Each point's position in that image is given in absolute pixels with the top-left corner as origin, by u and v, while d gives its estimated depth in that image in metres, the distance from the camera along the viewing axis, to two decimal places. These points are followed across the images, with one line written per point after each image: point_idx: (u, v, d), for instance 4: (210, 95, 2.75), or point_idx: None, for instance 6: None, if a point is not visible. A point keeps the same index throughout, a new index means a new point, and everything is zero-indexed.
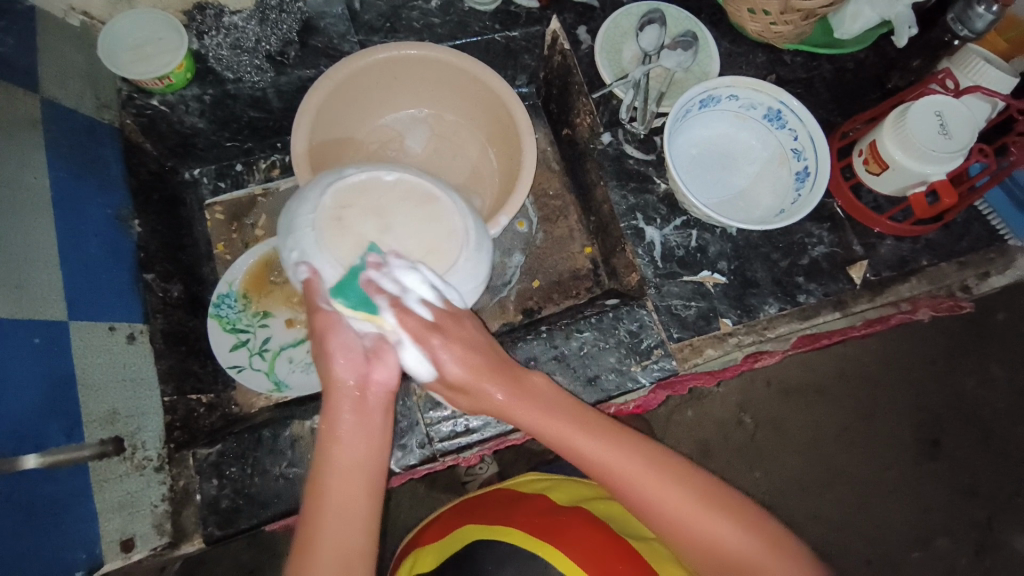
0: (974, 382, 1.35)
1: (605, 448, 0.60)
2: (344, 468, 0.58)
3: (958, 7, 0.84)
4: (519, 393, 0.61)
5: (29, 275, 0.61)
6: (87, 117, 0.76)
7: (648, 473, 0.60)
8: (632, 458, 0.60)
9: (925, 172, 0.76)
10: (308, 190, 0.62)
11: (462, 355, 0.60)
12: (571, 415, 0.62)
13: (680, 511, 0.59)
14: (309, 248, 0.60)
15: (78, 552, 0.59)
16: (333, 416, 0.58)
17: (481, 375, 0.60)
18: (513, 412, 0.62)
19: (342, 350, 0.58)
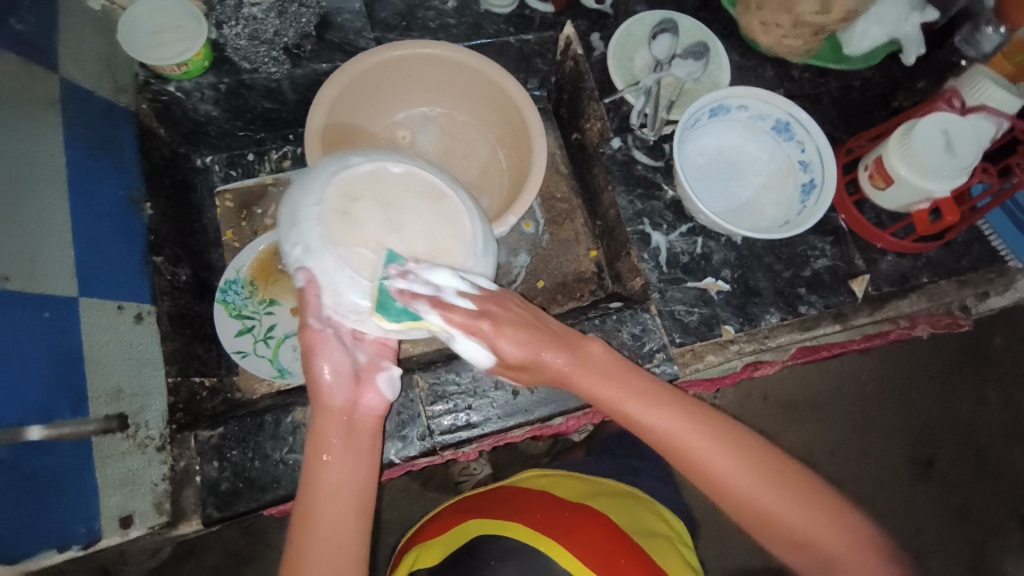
0: (969, 404, 1.36)
1: (681, 423, 0.61)
2: (329, 496, 0.58)
3: (965, 29, 0.89)
4: (586, 368, 0.63)
5: (42, 251, 0.62)
6: (106, 100, 0.77)
7: (718, 450, 0.60)
8: (702, 437, 0.60)
9: (929, 189, 0.78)
10: (313, 180, 0.61)
11: (516, 332, 0.60)
12: (642, 389, 0.63)
13: (752, 488, 0.59)
14: (312, 243, 0.59)
15: (79, 526, 0.60)
16: (319, 443, 0.59)
17: (534, 348, 0.60)
18: (578, 382, 0.63)
19: (334, 374, 0.60)
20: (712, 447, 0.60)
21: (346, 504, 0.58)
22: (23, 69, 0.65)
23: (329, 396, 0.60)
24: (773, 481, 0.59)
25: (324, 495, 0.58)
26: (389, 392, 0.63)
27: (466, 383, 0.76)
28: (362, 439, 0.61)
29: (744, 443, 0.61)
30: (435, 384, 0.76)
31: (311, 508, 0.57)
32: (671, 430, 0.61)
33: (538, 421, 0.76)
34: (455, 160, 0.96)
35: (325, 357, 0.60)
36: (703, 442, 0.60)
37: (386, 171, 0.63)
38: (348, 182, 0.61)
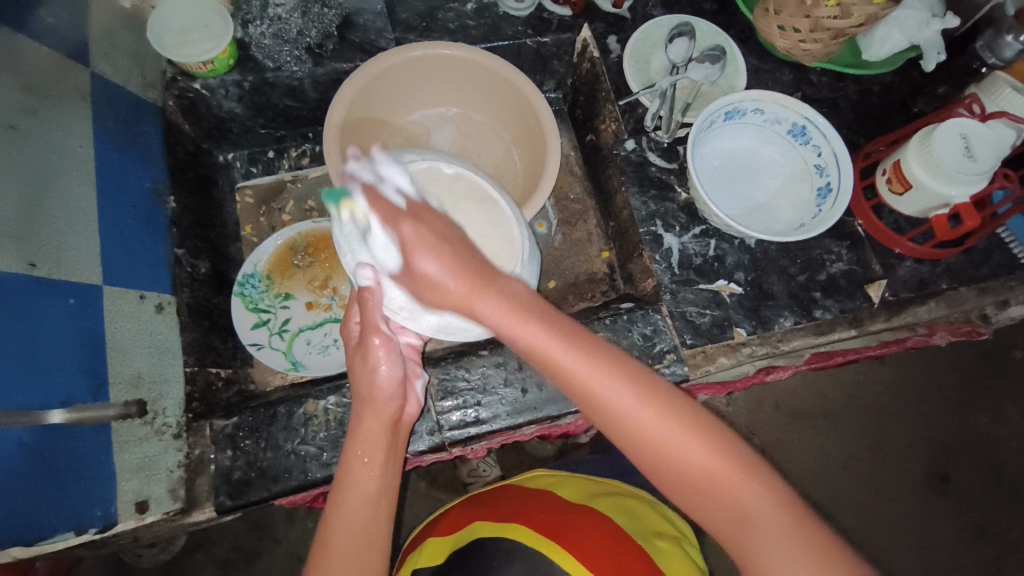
0: (987, 418, 1.34)
1: (601, 373, 0.53)
2: (368, 499, 0.60)
3: (988, 35, 0.88)
4: (498, 294, 0.54)
5: (69, 239, 0.63)
6: (133, 95, 0.79)
7: (635, 401, 0.53)
8: (622, 385, 0.53)
9: (948, 194, 0.77)
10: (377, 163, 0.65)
11: (439, 250, 0.55)
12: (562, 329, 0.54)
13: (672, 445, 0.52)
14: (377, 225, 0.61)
15: (95, 509, 0.61)
16: (365, 448, 0.62)
17: (449, 266, 0.55)
18: (482, 310, 0.54)
19: (388, 378, 0.63)
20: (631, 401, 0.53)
21: (380, 510, 0.60)
22: (55, 63, 0.68)
23: (379, 407, 0.63)
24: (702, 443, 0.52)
25: (361, 499, 0.60)
26: (422, 398, 0.69)
27: (476, 379, 0.77)
28: (397, 451, 0.64)
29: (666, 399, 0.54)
30: (445, 380, 0.76)
31: (348, 510, 0.59)
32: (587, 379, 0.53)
33: (547, 419, 0.76)
34: (470, 160, 0.97)
35: (386, 358, 0.63)
36: (620, 392, 0.53)
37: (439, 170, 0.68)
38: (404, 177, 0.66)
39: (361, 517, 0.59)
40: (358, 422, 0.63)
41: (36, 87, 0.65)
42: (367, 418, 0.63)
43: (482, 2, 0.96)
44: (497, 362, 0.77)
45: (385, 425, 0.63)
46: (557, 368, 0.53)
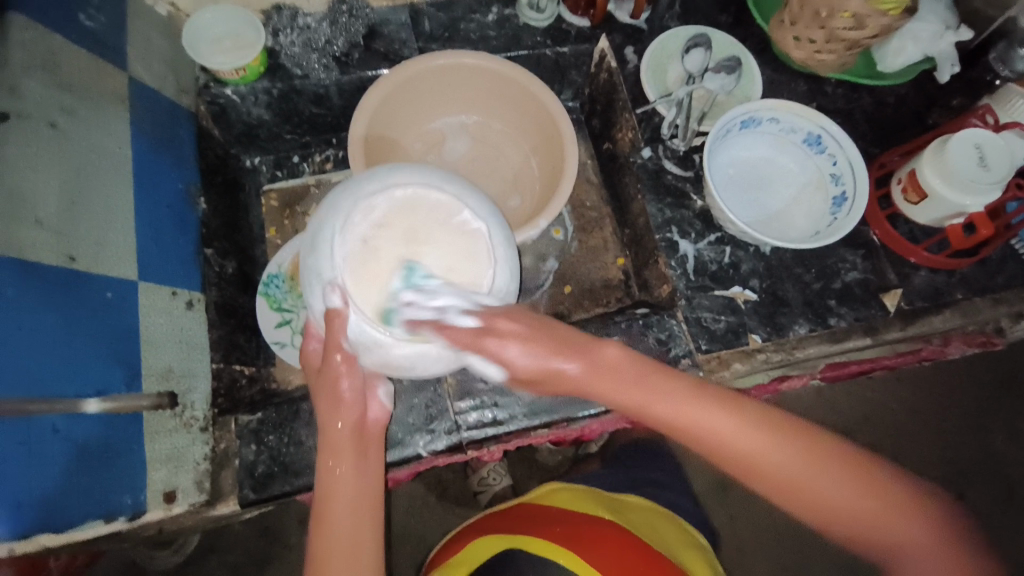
0: (1003, 436, 1.33)
1: (792, 457, 0.56)
2: (346, 505, 0.61)
3: (1000, 47, 0.94)
4: (648, 383, 0.60)
5: (107, 236, 0.66)
6: (169, 100, 0.83)
7: (830, 478, 0.55)
8: (814, 466, 0.56)
9: (964, 203, 0.78)
10: (339, 202, 0.62)
11: (529, 344, 0.59)
12: (692, 393, 0.59)
13: (873, 516, 0.54)
14: (338, 276, 0.60)
15: (125, 497, 0.63)
16: (331, 459, 0.63)
17: (540, 353, 0.60)
18: (640, 403, 0.60)
19: (350, 392, 0.64)
20: (826, 476, 0.56)
21: (361, 512, 0.62)
22: (93, 67, 0.71)
23: (340, 414, 0.64)
24: (898, 508, 0.54)
25: (340, 507, 0.61)
26: (389, 401, 0.68)
27: (494, 382, 0.78)
28: (370, 453, 0.65)
29: (853, 467, 0.56)
30: (463, 381, 0.77)
31: (330, 519, 0.60)
32: (786, 467, 0.56)
33: (563, 421, 0.78)
34: (489, 166, 1.00)
35: (347, 375, 0.64)
36: (820, 475, 0.56)
37: (409, 197, 0.63)
38: (367, 214, 0.62)
39: (344, 523, 0.61)
40: (323, 435, 0.64)
41: (75, 87, 0.68)
42: (334, 429, 0.64)
43: (503, 13, 0.98)
44: None
45: (346, 435, 0.64)
46: (696, 428, 0.58)
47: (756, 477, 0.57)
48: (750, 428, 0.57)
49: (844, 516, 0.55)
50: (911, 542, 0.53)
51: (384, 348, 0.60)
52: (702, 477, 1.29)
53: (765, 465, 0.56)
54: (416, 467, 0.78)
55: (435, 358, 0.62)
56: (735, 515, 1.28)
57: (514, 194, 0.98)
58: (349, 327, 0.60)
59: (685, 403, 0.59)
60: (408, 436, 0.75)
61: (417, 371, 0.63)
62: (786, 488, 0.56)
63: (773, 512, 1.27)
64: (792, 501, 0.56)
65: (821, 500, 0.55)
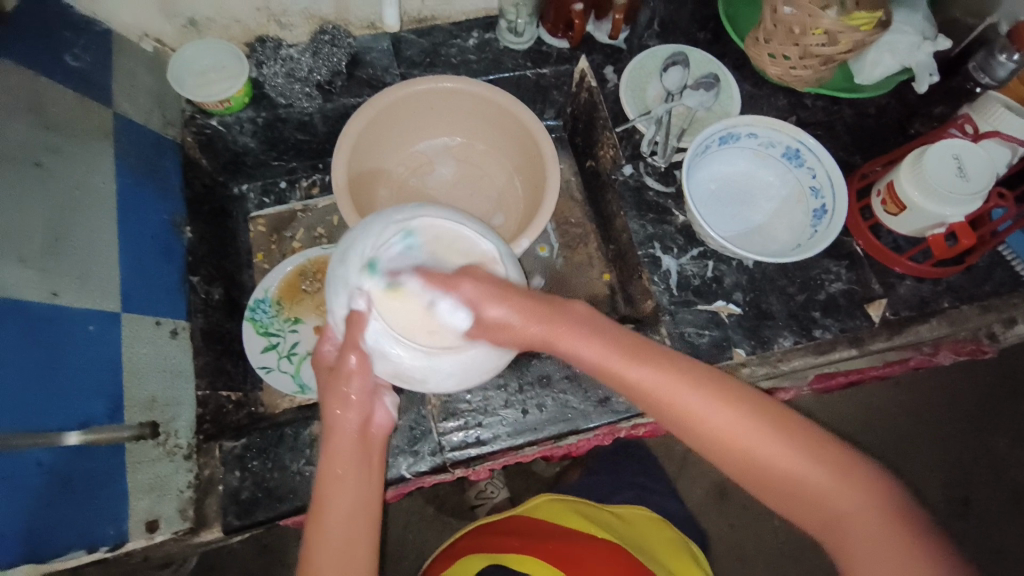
0: (1006, 441, 1.31)
1: (742, 421, 0.58)
2: (343, 515, 0.60)
3: (980, 55, 0.92)
4: (609, 344, 0.62)
5: (91, 270, 0.68)
6: (154, 132, 0.85)
7: (779, 445, 0.57)
8: (764, 434, 0.57)
9: (943, 213, 0.78)
10: (372, 222, 0.63)
11: (499, 299, 0.61)
12: (627, 348, 0.61)
13: (817, 483, 0.56)
14: (364, 286, 0.60)
15: (107, 527, 0.63)
16: (333, 464, 0.62)
17: (511, 306, 0.61)
18: (604, 364, 0.61)
19: (359, 392, 0.62)
20: (776, 441, 0.57)
21: (359, 522, 0.61)
22: (78, 104, 0.73)
23: (343, 416, 0.63)
24: (848, 481, 0.55)
25: (336, 516, 0.60)
26: (394, 410, 0.66)
27: (478, 401, 0.78)
28: (373, 462, 0.64)
29: (812, 438, 0.57)
30: (447, 402, 0.78)
31: (326, 525, 0.60)
32: (732, 430, 0.58)
33: (548, 440, 0.77)
34: (474, 187, 1.01)
35: (357, 377, 0.61)
36: (751, 429, 0.57)
37: (440, 228, 0.64)
38: (398, 235, 0.62)
39: (341, 533, 0.60)
40: (326, 437, 0.63)
41: (60, 125, 0.70)
42: (339, 429, 0.62)
43: (483, 38, 1.00)
44: (498, 384, 0.79)
45: (350, 437, 0.63)
46: (622, 376, 0.61)
47: (690, 427, 0.59)
48: (704, 392, 0.59)
49: (785, 481, 0.56)
50: (852, 512, 0.54)
51: (399, 363, 0.60)
52: (700, 491, 1.27)
53: (717, 430, 0.58)
54: (402, 488, 0.78)
55: (447, 377, 0.61)
56: (736, 526, 1.26)
57: (499, 212, 0.99)
58: (368, 333, 0.59)
59: (641, 366, 0.60)
60: (392, 458, 0.75)
61: (427, 387, 0.62)
62: (710, 436, 0.58)
63: (774, 526, 1.26)
64: (732, 461, 0.58)
65: (762, 465, 0.57)
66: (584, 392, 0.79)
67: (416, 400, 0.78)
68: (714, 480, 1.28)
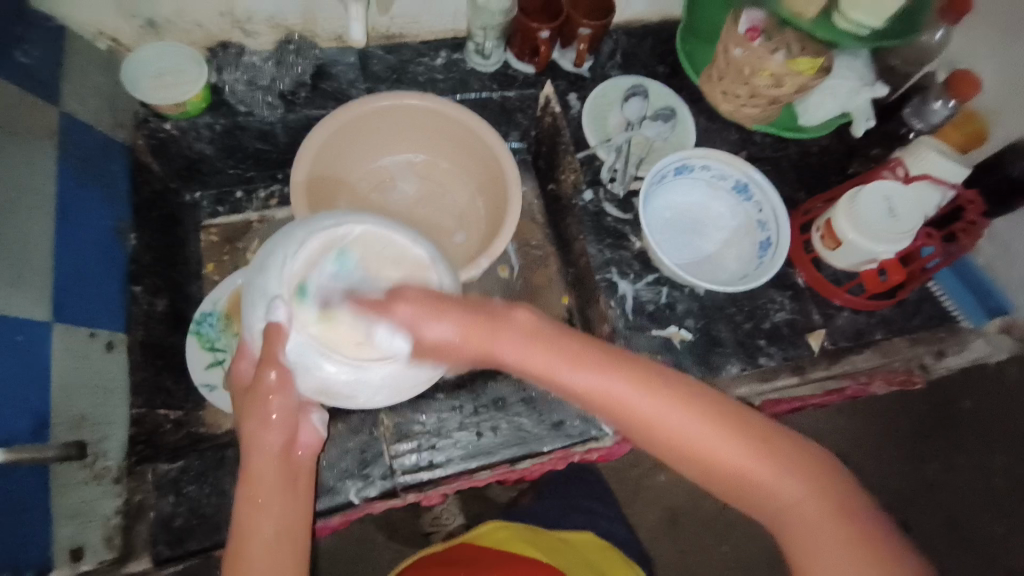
0: (938, 464, 1.39)
1: (691, 418, 0.55)
2: (267, 543, 0.57)
3: (915, 102, 1.00)
4: (539, 343, 0.58)
5: (21, 278, 0.64)
6: (104, 134, 0.81)
7: (733, 440, 0.55)
8: (713, 429, 0.55)
9: (877, 251, 0.83)
10: (293, 230, 0.62)
11: (430, 313, 0.58)
12: (568, 350, 0.57)
13: (763, 474, 0.54)
14: (285, 298, 0.59)
15: (33, 549, 0.59)
16: (255, 493, 0.58)
17: (448, 320, 0.58)
18: (537, 367, 0.57)
19: (281, 410, 0.59)
20: (722, 438, 0.55)
21: (283, 550, 0.57)
22: (18, 101, 0.69)
23: (264, 437, 0.59)
24: (796, 471, 0.54)
25: (261, 544, 0.57)
26: (322, 427, 0.64)
27: (432, 423, 0.78)
28: (299, 489, 0.61)
29: (759, 429, 0.56)
30: (401, 424, 0.77)
31: (248, 556, 0.56)
32: (683, 427, 0.55)
33: (503, 464, 0.77)
34: (435, 205, 1.00)
35: (278, 395, 0.59)
36: (697, 426, 0.55)
37: (366, 236, 0.63)
38: (323, 244, 0.61)
39: (266, 562, 0.56)
40: (246, 464, 0.59)
41: None
42: (257, 458, 0.59)
43: (451, 58, 1.01)
44: (453, 406, 0.79)
45: (272, 463, 0.59)
46: (567, 384, 0.57)
47: (646, 434, 0.56)
48: (655, 392, 0.56)
49: (729, 474, 0.55)
50: (798, 504, 0.54)
51: (324, 375, 0.59)
52: (652, 511, 1.30)
53: (667, 427, 0.56)
54: (350, 516, 0.74)
55: (376, 388, 0.62)
56: (685, 547, 1.28)
57: (460, 230, 0.99)
58: (289, 348, 0.58)
59: (578, 367, 0.56)
60: (340, 482, 0.73)
61: (356, 399, 0.63)
62: (663, 440, 0.56)
63: (722, 547, 1.29)
64: (683, 463, 0.56)
65: (708, 458, 0.55)
66: (539, 416, 0.79)
67: (369, 421, 0.76)
68: (666, 501, 1.30)
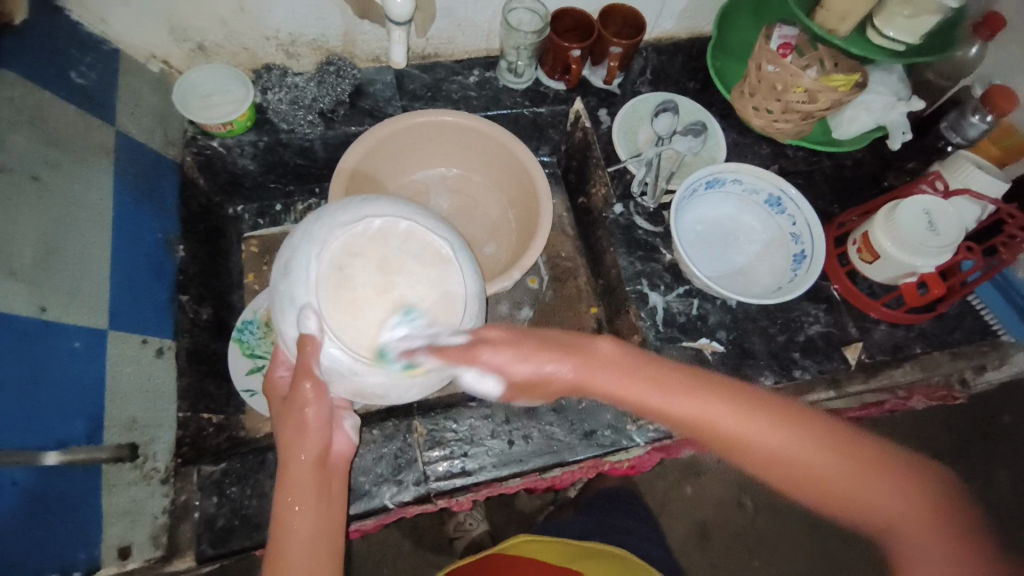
0: (979, 484, 1.34)
1: (783, 436, 0.57)
2: (305, 543, 0.60)
3: (952, 116, 0.96)
4: (648, 374, 0.61)
5: (80, 287, 0.67)
6: (155, 152, 0.85)
7: (832, 457, 0.57)
8: (810, 447, 0.57)
9: (915, 263, 0.82)
10: (313, 229, 0.60)
11: (521, 355, 0.62)
12: (655, 377, 0.61)
13: (862, 490, 0.55)
14: (311, 302, 0.58)
15: (79, 552, 0.60)
16: (292, 495, 0.61)
17: (541, 360, 0.62)
18: (632, 394, 0.61)
19: (315, 416, 0.61)
20: (827, 458, 0.57)
21: (320, 552, 0.60)
22: (80, 120, 0.74)
23: (300, 443, 0.62)
24: (886, 480, 0.56)
25: (298, 546, 0.59)
26: (354, 432, 0.68)
27: (464, 431, 0.78)
28: (334, 490, 0.64)
29: (856, 447, 0.57)
30: (433, 431, 0.78)
31: (285, 559, 0.58)
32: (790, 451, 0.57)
33: (534, 472, 0.77)
34: (466, 218, 1.03)
35: (314, 403, 0.61)
36: (796, 445, 0.57)
37: (385, 228, 0.60)
38: (344, 243, 0.59)
39: (304, 561, 0.59)
40: (283, 468, 0.62)
41: (60, 141, 0.70)
42: (295, 461, 0.62)
43: (484, 76, 1.04)
44: (484, 415, 0.79)
45: (308, 466, 0.62)
46: (661, 409, 0.60)
47: (753, 459, 0.58)
48: (752, 414, 0.58)
49: (835, 492, 0.56)
50: (902, 517, 0.54)
51: (358, 379, 0.59)
52: (681, 527, 1.27)
53: (759, 449, 0.57)
54: (383, 519, 0.76)
55: (407, 387, 0.62)
56: (717, 565, 1.25)
57: (490, 242, 1.01)
58: (321, 356, 0.58)
59: (682, 394, 0.60)
60: (375, 487, 0.74)
61: (391, 398, 0.63)
62: (764, 462, 0.57)
63: (753, 566, 1.26)
64: (784, 481, 0.57)
65: (816, 480, 0.56)
66: (570, 425, 0.79)
67: (401, 428, 0.77)
68: (695, 517, 1.28)
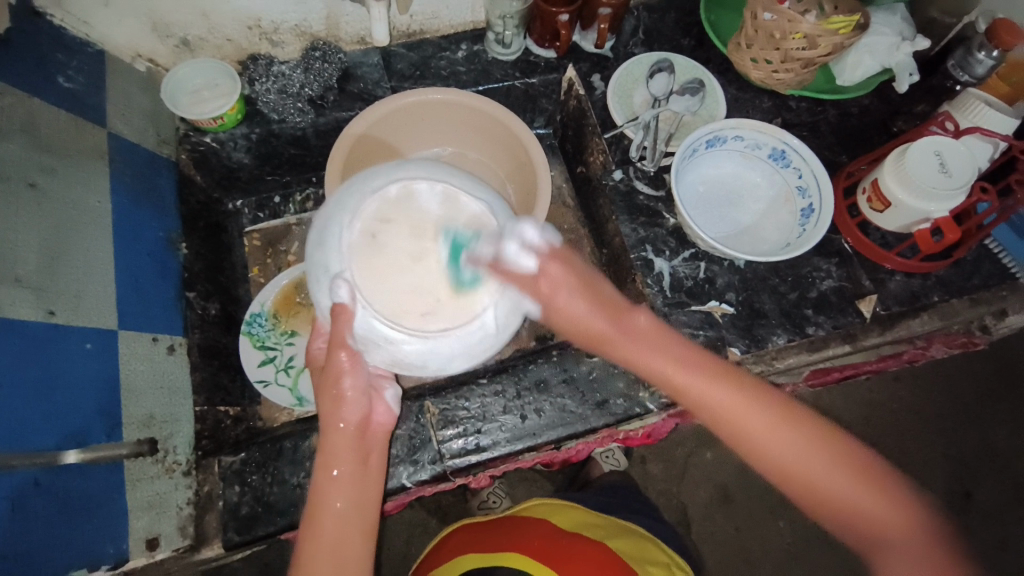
0: (1006, 430, 1.32)
1: (797, 447, 0.61)
2: (338, 513, 0.62)
3: (958, 54, 0.94)
4: (667, 351, 0.66)
5: (86, 288, 0.68)
6: (148, 150, 0.85)
7: (821, 461, 0.60)
8: (802, 447, 0.61)
9: (928, 209, 0.79)
10: (346, 197, 0.61)
11: (580, 293, 0.65)
12: (673, 349, 0.66)
13: (845, 491, 0.59)
14: (345, 269, 0.58)
15: (108, 546, 0.63)
16: (330, 463, 0.63)
17: (590, 305, 0.66)
18: (659, 367, 0.65)
19: (352, 391, 0.63)
20: (820, 463, 0.60)
21: (353, 522, 0.63)
22: (71, 122, 0.74)
23: (342, 413, 0.64)
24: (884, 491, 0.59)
25: (332, 513, 0.62)
26: (394, 404, 0.68)
27: (476, 408, 0.78)
28: (371, 461, 0.66)
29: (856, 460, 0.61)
30: (445, 410, 0.78)
31: (320, 526, 0.62)
32: (781, 452, 0.61)
33: (549, 445, 0.78)
34: None
35: (350, 375, 0.62)
36: (788, 441, 0.61)
37: (419, 192, 0.61)
38: (377, 209, 0.60)
39: (333, 535, 0.62)
40: (323, 432, 0.65)
41: (53, 146, 0.70)
42: (336, 428, 0.64)
43: (472, 50, 1.02)
44: (495, 391, 0.79)
45: (347, 435, 0.64)
46: (691, 394, 0.64)
47: (753, 454, 0.62)
48: (761, 408, 0.63)
49: (831, 501, 0.59)
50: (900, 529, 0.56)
51: (393, 347, 0.59)
52: (704, 491, 1.27)
53: (754, 428, 0.62)
54: (403, 499, 0.78)
55: (450, 357, 0.60)
56: (742, 528, 1.26)
57: None
58: (356, 323, 0.58)
59: (694, 372, 0.64)
60: (392, 467, 0.75)
61: (430, 370, 0.61)
62: (766, 455, 0.62)
63: (779, 525, 1.26)
64: (793, 487, 0.61)
65: (811, 483, 0.60)
66: (582, 396, 0.79)
67: (414, 408, 0.78)
68: (716, 481, 1.28)
